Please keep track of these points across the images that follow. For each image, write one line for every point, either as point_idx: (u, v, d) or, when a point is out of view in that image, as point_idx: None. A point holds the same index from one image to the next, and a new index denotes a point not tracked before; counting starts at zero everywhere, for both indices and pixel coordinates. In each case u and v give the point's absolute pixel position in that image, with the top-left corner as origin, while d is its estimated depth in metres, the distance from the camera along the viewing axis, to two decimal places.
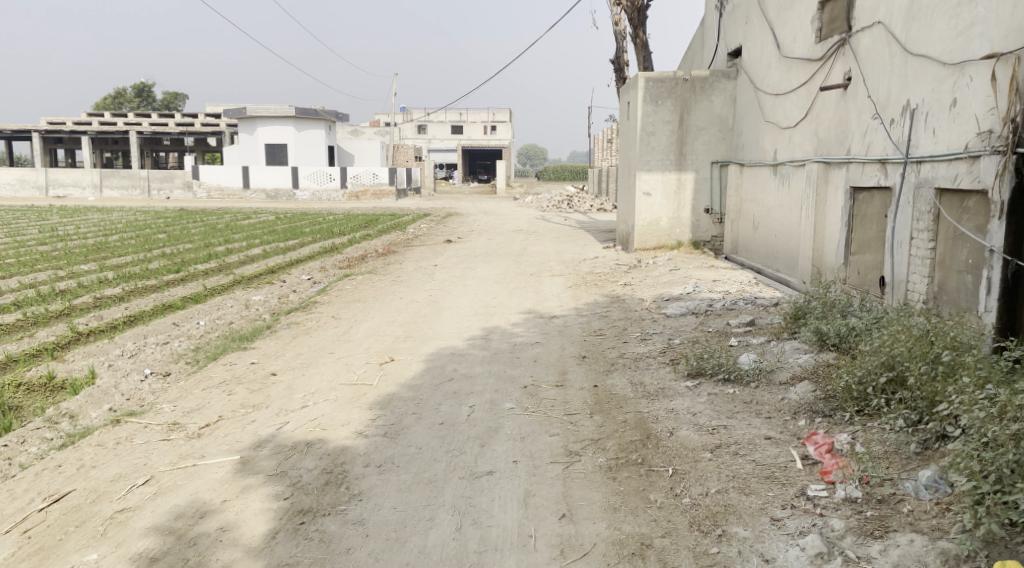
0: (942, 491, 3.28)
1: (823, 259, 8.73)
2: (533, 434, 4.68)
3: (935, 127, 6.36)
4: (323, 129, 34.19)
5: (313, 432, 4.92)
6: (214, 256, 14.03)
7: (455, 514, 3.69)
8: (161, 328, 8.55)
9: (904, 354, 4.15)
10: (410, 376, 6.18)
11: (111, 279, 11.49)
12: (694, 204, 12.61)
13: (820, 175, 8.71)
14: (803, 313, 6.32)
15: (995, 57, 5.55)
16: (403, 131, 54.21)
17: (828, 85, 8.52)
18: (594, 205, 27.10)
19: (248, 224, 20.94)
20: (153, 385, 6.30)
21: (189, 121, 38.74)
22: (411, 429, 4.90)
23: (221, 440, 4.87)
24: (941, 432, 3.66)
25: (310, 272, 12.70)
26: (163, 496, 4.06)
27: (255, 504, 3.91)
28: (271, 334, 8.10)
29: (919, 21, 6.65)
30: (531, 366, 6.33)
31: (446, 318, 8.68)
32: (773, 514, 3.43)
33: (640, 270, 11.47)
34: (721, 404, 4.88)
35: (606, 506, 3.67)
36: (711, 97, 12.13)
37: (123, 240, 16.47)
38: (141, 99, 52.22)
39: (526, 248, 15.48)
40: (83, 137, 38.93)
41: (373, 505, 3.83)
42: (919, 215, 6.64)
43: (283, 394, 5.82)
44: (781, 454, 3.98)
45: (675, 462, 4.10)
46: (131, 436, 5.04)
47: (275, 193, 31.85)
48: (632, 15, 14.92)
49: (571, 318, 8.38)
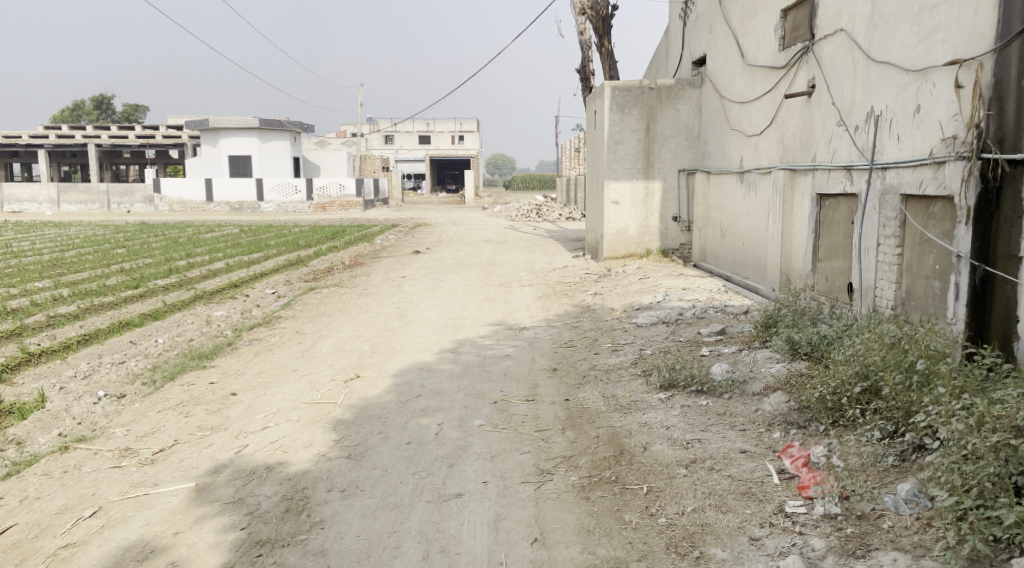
0: (922, 505, 3.21)
1: (791, 266, 8.72)
2: (504, 452, 4.53)
3: (900, 134, 6.38)
4: (288, 140, 33.77)
5: (273, 455, 4.72)
6: (175, 271, 13.65)
7: (422, 542, 3.52)
8: (117, 347, 8.24)
9: (878, 363, 4.09)
10: (375, 393, 5.99)
11: (66, 297, 11.07)
12: (663, 212, 12.59)
13: (786, 182, 8.72)
14: (773, 321, 6.26)
15: (958, 63, 5.55)
16: (369, 142, 53.80)
17: (792, 92, 8.54)
18: (563, 214, 27.08)
19: (210, 236, 20.53)
20: (106, 408, 6.01)
21: (149, 133, 38.01)
22: (376, 450, 4.72)
23: (176, 466, 4.64)
24: (918, 444, 3.61)
25: (275, 286, 12.40)
26: (111, 529, 3.84)
27: (209, 536, 3.71)
28: (233, 351, 7.84)
29: (881, 28, 6.67)
30: (501, 380, 6.17)
31: (414, 331, 8.51)
32: (752, 532, 3.33)
33: (610, 279, 11.40)
34: (694, 417, 4.78)
35: (580, 529, 3.53)
36: (677, 106, 12.15)
37: (80, 255, 15.99)
38: (101, 111, 51.29)
39: (494, 259, 15.31)
40: (40, 151, 38.04)
41: (335, 533, 3.65)
42: (886, 221, 6.64)
43: (243, 415, 5.59)
44: (756, 469, 3.88)
45: (650, 478, 3.98)
46: (80, 464, 4.77)
47: (239, 206, 31.30)
48: (597, 25, 14.93)
49: (541, 329, 8.25)
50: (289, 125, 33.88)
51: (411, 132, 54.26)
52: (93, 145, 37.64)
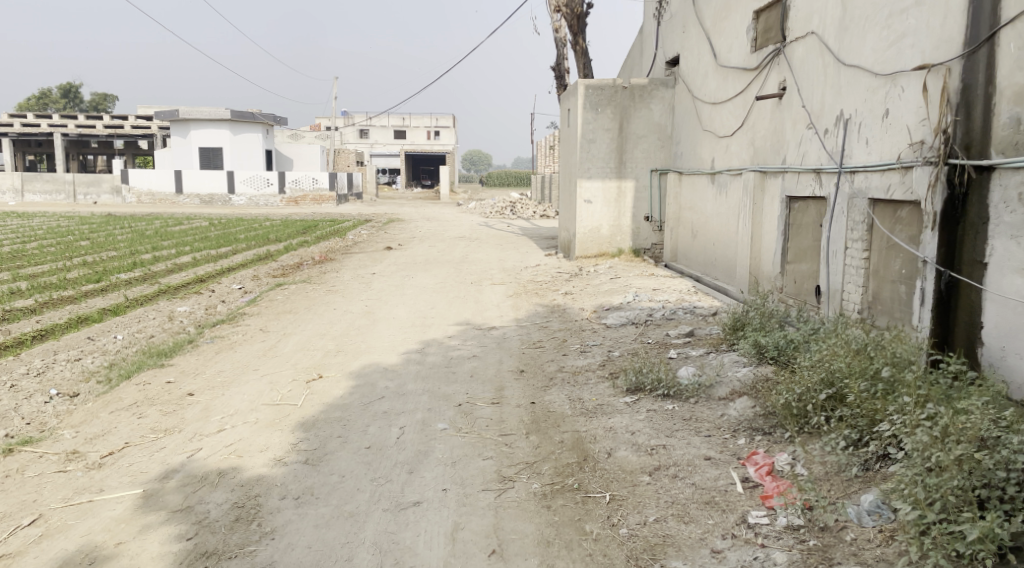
0: (885, 517, 3.17)
1: (759, 268, 8.71)
2: (466, 458, 4.42)
3: (868, 138, 6.37)
4: (260, 132, 33.26)
5: (227, 460, 4.56)
6: (139, 265, 13.32)
7: (376, 553, 3.41)
8: (73, 344, 7.98)
9: (843, 370, 4.05)
10: (337, 394, 5.84)
11: (24, 290, 10.72)
12: (634, 211, 12.56)
13: (756, 183, 8.72)
14: (741, 324, 6.23)
15: (927, 68, 5.55)
16: (343, 136, 53.25)
17: (763, 94, 8.53)
18: (537, 211, 27.01)
19: (179, 229, 20.14)
20: (57, 408, 5.79)
21: (117, 123, 37.22)
22: (335, 455, 4.57)
23: (125, 471, 4.46)
24: (882, 453, 3.58)
25: (242, 281, 12.15)
26: (50, 539, 3.67)
27: (154, 547, 3.56)
28: (193, 349, 7.62)
29: (852, 31, 6.66)
30: (467, 382, 6.05)
31: (381, 330, 8.35)
32: (714, 545, 3.26)
33: (582, 278, 11.32)
34: (659, 422, 4.70)
35: (539, 540, 3.44)
36: (650, 105, 12.10)
37: (42, 247, 15.55)
38: (68, 99, 50.17)
39: (467, 256, 15.15)
40: (4, 139, 37.13)
41: (286, 544, 3.52)
42: (854, 224, 6.64)
43: (199, 417, 5.41)
44: (720, 477, 3.82)
45: (612, 486, 3.90)
46: (22, 468, 4.56)
47: (209, 198, 30.74)
48: (571, 22, 14.84)
49: (510, 329, 8.14)
50: (261, 117, 33.38)
51: (386, 127, 53.77)
52: (59, 134, 36.75)
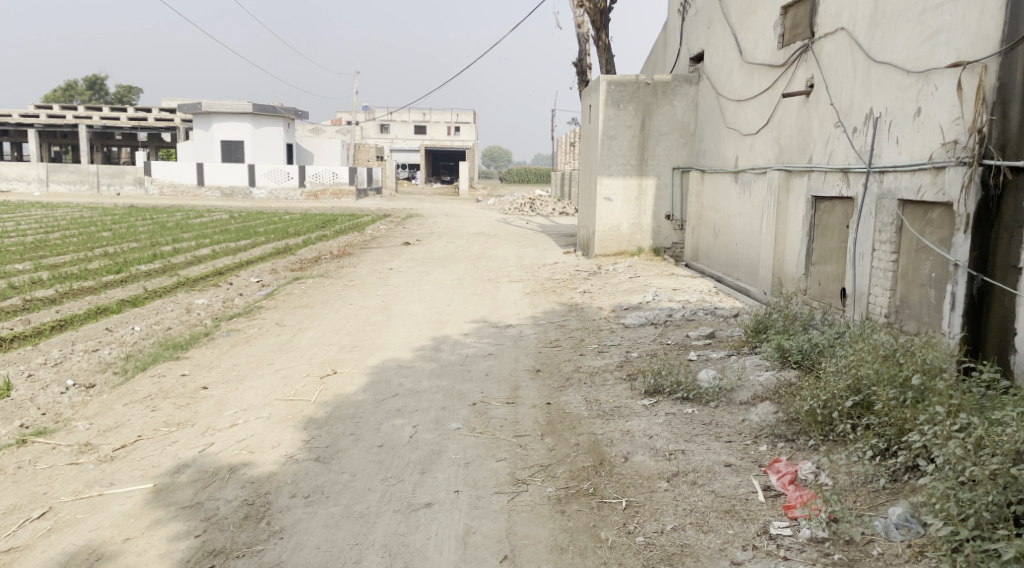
0: (914, 531, 3.07)
1: (783, 269, 8.54)
2: (479, 459, 4.33)
3: (899, 137, 6.19)
4: (281, 126, 33.41)
5: (238, 455, 4.51)
6: (159, 256, 13.37)
7: (386, 556, 3.33)
8: (91, 335, 7.99)
9: (870, 377, 3.92)
10: (351, 390, 5.78)
11: (45, 280, 10.79)
12: (655, 210, 12.40)
13: (781, 182, 8.54)
14: (764, 327, 6.09)
15: (961, 65, 5.36)
16: (364, 130, 53.32)
17: (789, 92, 8.34)
18: (556, 208, 26.82)
19: (200, 222, 20.24)
20: (72, 399, 5.78)
21: (140, 115, 37.54)
22: (347, 453, 4.50)
23: (137, 464, 4.42)
24: (911, 464, 3.47)
25: (260, 274, 12.14)
26: (58, 533, 3.63)
27: (161, 544, 3.51)
28: (209, 342, 7.59)
29: (883, 27, 6.47)
30: (483, 381, 5.96)
31: (398, 326, 8.29)
32: (734, 556, 3.16)
33: (600, 277, 11.17)
34: (679, 426, 4.59)
35: (552, 547, 3.34)
36: (673, 102, 11.92)
37: (65, 237, 15.69)
38: (94, 91, 50.79)
39: (484, 252, 15.09)
40: (31, 130, 37.67)
41: (295, 544, 3.45)
42: (882, 226, 6.46)
43: (212, 411, 5.37)
44: (741, 485, 3.71)
45: (629, 492, 3.79)
46: (35, 460, 4.54)
47: (231, 191, 30.91)
48: (594, 17, 14.67)
49: (527, 328, 8.03)
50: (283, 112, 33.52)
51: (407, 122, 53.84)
52: (84, 125, 37.16)
